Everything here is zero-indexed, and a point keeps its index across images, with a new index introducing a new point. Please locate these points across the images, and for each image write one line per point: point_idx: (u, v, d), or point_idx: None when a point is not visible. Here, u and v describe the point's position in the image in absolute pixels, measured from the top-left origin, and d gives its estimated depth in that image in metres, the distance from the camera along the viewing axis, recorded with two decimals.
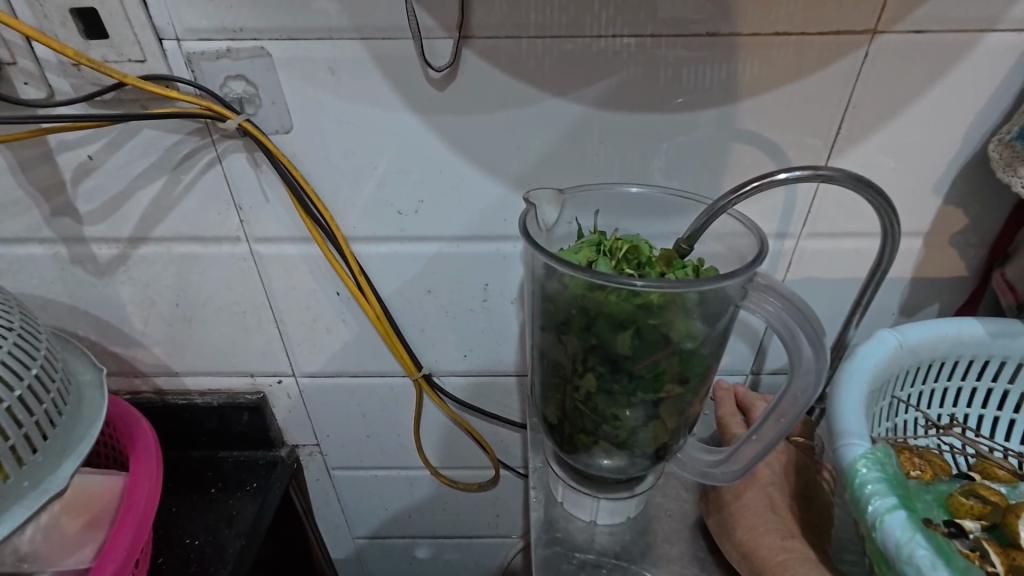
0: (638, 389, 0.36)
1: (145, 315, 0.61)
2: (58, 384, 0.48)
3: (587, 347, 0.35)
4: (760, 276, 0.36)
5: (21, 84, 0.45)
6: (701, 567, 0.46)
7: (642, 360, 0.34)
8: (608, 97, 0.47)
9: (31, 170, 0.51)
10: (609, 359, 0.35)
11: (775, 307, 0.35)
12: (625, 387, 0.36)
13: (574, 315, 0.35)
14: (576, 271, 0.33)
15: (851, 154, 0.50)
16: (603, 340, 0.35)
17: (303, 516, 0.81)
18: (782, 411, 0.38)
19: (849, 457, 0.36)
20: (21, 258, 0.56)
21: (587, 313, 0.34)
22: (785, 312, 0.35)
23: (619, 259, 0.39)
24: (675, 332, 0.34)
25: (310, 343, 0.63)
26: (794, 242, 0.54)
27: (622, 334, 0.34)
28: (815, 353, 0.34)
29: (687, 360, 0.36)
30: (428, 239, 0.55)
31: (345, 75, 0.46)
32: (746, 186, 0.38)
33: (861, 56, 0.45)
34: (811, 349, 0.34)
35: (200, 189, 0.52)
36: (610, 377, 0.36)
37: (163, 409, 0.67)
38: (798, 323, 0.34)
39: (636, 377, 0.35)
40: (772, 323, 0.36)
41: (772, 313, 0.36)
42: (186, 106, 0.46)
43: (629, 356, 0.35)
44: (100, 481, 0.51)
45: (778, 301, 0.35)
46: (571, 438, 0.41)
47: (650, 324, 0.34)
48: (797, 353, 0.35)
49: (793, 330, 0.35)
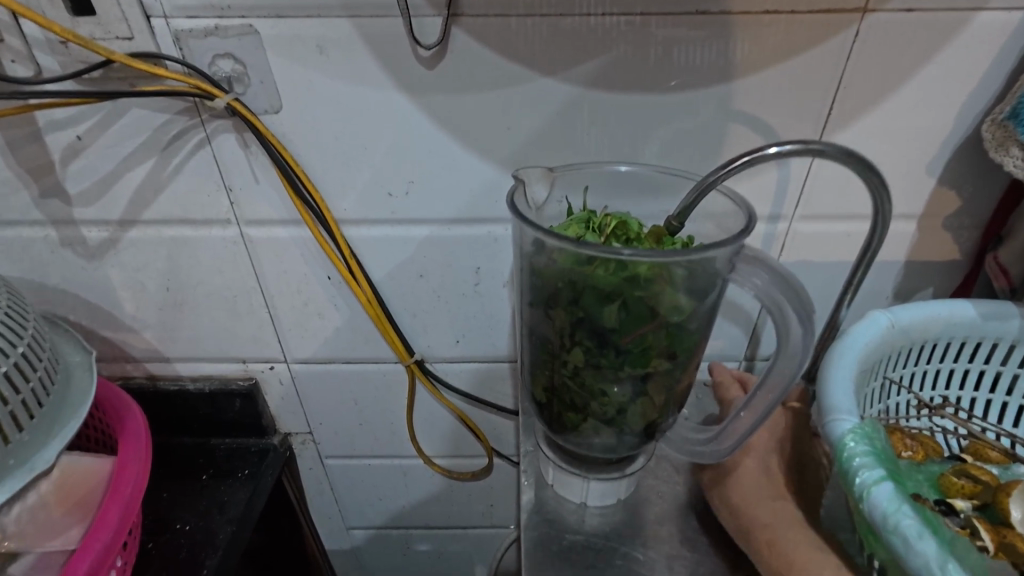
0: (626, 364, 0.35)
1: (136, 299, 0.60)
2: (46, 363, 0.47)
3: (574, 321, 0.35)
4: (749, 248, 0.36)
5: (9, 63, 0.45)
6: (692, 548, 0.46)
7: (630, 333, 0.34)
8: (599, 76, 0.47)
9: (19, 151, 0.50)
10: (596, 333, 0.35)
11: (764, 280, 0.35)
12: (612, 361, 0.36)
13: (561, 288, 0.35)
14: (562, 242, 0.33)
15: (843, 136, 0.50)
16: (590, 313, 0.34)
17: (296, 505, 0.80)
18: (771, 386, 0.38)
19: (837, 431, 0.35)
20: (11, 241, 0.56)
21: (574, 285, 0.34)
22: (774, 286, 0.35)
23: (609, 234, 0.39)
24: (662, 306, 0.34)
25: (301, 328, 0.63)
26: (787, 224, 0.54)
27: (610, 305, 0.34)
28: (804, 327, 0.34)
29: (675, 335, 0.35)
30: (420, 221, 0.55)
31: (334, 54, 0.46)
32: (736, 161, 0.38)
33: (852, 35, 0.45)
34: (800, 324, 0.34)
35: (189, 171, 0.52)
36: (597, 351, 0.35)
37: (155, 395, 0.67)
38: (786, 296, 0.34)
39: (622, 351, 0.35)
40: (761, 297, 0.35)
41: (760, 285, 0.35)
42: (175, 84, 0.46)
43: (616, 329, 0.34)
44: (89, 463, 0.51)
45: (766, 273, 0.35)
46: (559, 417, 0.41)
47: (636, 296, 0.33)
48: (786, 329, 0.35)
49: (781, 304, 0.35)
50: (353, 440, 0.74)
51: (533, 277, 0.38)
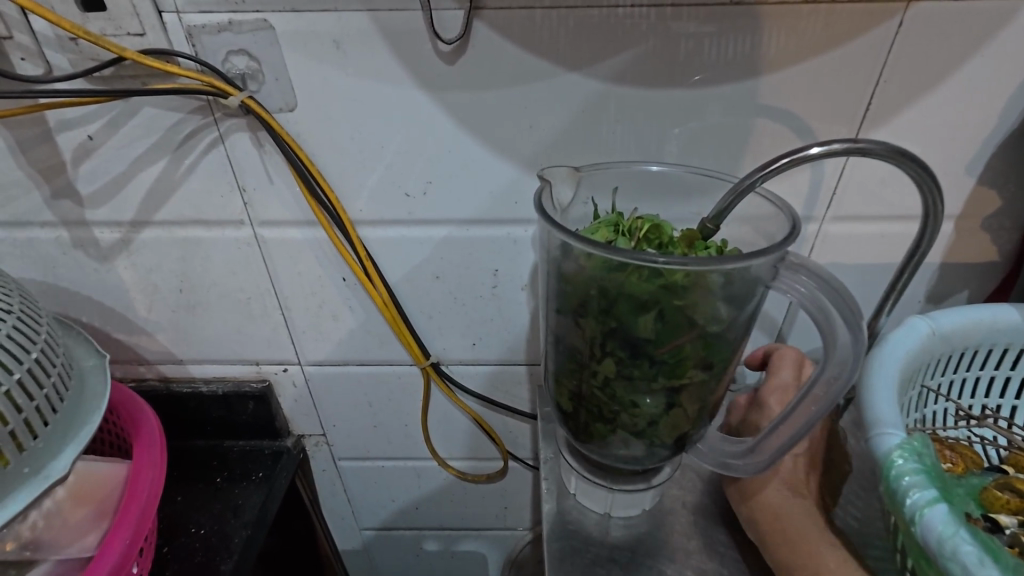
0: (662, 377, 0.34)
1: (149, 301, 0.59)
2: (59, 369, 0.46)
3: (606, 331, 0.34)
4: (792, 254, 0.34)
5: (18, 60, 0.44)
6: (721, 562, 0.44)
7: (665, 344, 0.33)
8: (626, 71, 0.45)
9: (30, 151, 0.49)
10: (629, 343, 0.33)
11: (808, 287, 0.33)
12: (646, 372, 0.34)
13: (593, 296, 0.33)
14: (596, 248, 0.31)
15: (880, 133, 0.48)
16: (623, 323, 0.33)
17: (309, 507, 0.80)
18: (813, 398, 0.36)
19: (884, 448, 0.34)
20: (22, 243, 0.55)
21: (607, 293, 0.33)
22: (819, 293, 0.33)
23: (639, 240, 0.37)
24: (702, 315, 0.32)
25: (316, 331, 0.62)
26: (818, 225, 0.52)
27: (647, 314, 0.32)
28: (854, 337, 0.32)
29: (712, 345, 0.34)
30: (437, 222, 0.54)
31: (351, 50, 0.44)
32: (778, 162, 0.36)
33: (893, 27, 0.43)
34: (848, 333, 0.32)
35: (202, 171, 0.50)
36: (631, 362, 0.34)
37: (168, 396, 0.66)
38: (833, 303, 0.32)
39: (658, 362, 0.33)
40: (805, 304, 0.34)
41: (805, 293, 0.33)
42: (189, 82, 0.45)
43: (652, 340, 0.33)
44: (104, 468, 0.50)
45: (811, 280, 0.33)
46: (587, 428, 0.39)
47: (673, 305, 0.32)
48: (832, 338, 0.33)
49: (828, 313, 0.33)
50: (367, 442, 0.73)
51: (561, 283, 0.36)
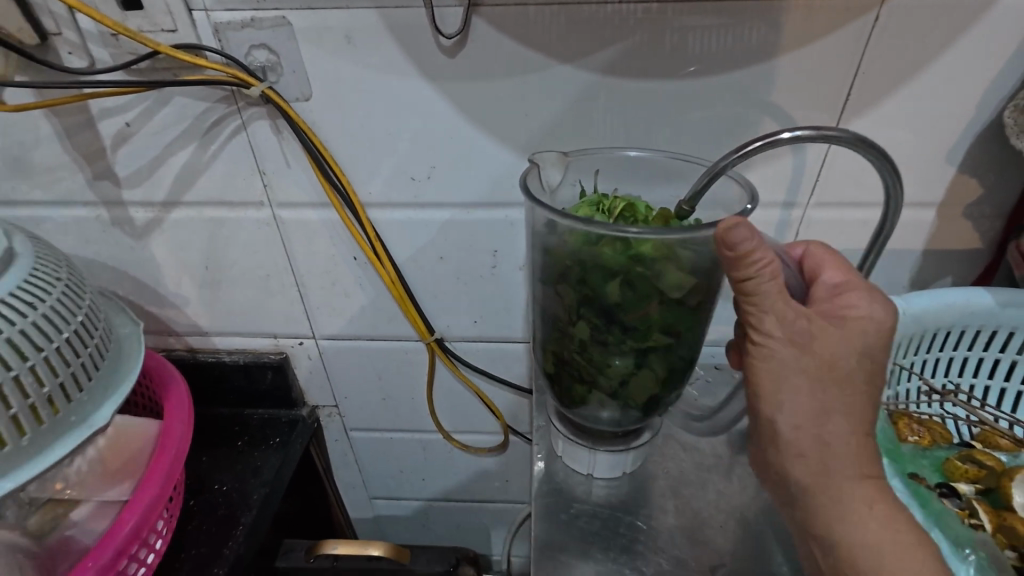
0: (635, 341, 0.38)
1: (178, 276, 0.65)
2: (100, 332, 0.52)
3: (581, 298, 0.37)
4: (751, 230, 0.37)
5: (65, 54, 0.49)
6: (696, 523, 0.48)
7: (634, 309, 0.36)
8: (615, 64, 0.48)
9: (74, 137, 0.55)
10: (602, 309, 0.37)
11: None
12: (621, 335, 0.37)
13: (573, 265, 0.37)
14: (573, 222, 0.35)
15: (860, 123, 0.50)
16: (596, 290, 0.36)
17: (323, 474, 0.85)
18: None
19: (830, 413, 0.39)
20: (67, 220, 0.61)
21: (586, 260, 0.36)
22: None
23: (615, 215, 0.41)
24: (666, 287, 0.36)
25: (329, 307, 0.67)
26: (802, 211, 0.55)
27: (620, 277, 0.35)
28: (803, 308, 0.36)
29: (678, 312, 0.37)
30: (441, 206, 0.58)
31: (361, 43, 0.48)
32: (750, 146, 0.39)
33: (870, 21, 0.45)
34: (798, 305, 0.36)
35: (227, 155, 0.55)
36: (606, 325, 0.37)
37: (194, 365, 0.72)
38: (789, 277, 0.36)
39: (631, 326, 0.37)
40: None
41: None
42: (215, 74, 0.49)
43: (627, 306, 0.36)
44: (139, 424, 0.56)
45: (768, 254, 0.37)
46: (569, 391, 0.43)
47: (642, 273, 0.35)
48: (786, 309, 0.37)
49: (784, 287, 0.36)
50: (377, 414, 0.78)
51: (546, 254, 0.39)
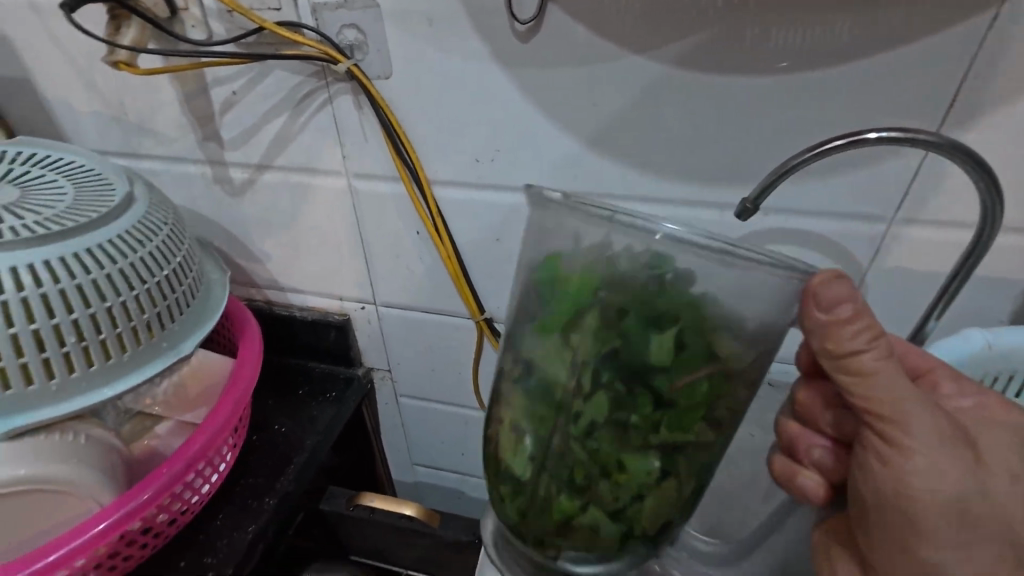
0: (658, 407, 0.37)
1: (264, 233, 0.72)
2: (192, 277, 0.59)
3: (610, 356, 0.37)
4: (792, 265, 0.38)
5: (189, 27, 0.55)
6: None
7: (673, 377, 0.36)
8: (688, 56, 0.47)
9: (192, 101, 0.62)
10: (633, 371, 0.37)
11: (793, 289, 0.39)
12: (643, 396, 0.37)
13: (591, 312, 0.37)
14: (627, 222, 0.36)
15: (964, 133, 0.45)
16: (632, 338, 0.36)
17: (371, 433, 0.91)
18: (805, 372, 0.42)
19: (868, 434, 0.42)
20: (179, 175, 0.69)
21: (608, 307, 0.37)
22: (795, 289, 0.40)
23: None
24: (716, 343, 0.37)
25: (391, 276, 0.71)
26: (886, 226, 0.50)
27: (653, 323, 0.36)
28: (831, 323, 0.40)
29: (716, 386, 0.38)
30: (503, 188, 0.59)
31: (440, 27, 0.51)
32: (828, 144, 0.37)
33: (984, 20, 0.41)
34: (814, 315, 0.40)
35: (313, 126, 0.60)
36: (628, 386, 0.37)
37: (270, 316, 0.79)
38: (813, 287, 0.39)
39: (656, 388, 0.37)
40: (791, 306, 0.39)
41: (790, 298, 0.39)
42: (309, 50, 0.54)
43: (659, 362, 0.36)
44: (216, 360, 0.62)
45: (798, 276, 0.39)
46: (553, 499, 0.40)
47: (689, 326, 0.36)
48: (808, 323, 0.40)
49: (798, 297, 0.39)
50: (425, 384, 0.82)
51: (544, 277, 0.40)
